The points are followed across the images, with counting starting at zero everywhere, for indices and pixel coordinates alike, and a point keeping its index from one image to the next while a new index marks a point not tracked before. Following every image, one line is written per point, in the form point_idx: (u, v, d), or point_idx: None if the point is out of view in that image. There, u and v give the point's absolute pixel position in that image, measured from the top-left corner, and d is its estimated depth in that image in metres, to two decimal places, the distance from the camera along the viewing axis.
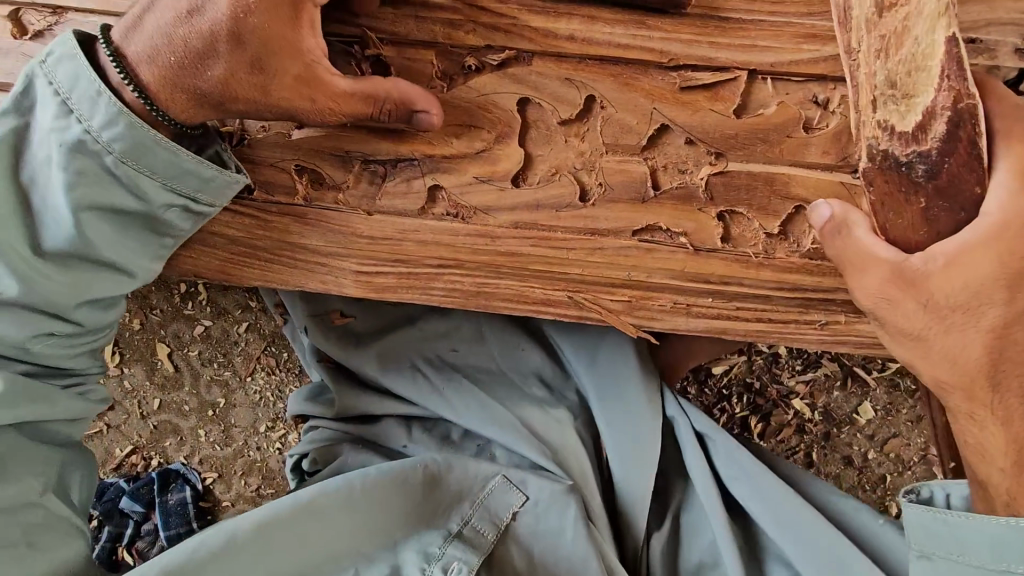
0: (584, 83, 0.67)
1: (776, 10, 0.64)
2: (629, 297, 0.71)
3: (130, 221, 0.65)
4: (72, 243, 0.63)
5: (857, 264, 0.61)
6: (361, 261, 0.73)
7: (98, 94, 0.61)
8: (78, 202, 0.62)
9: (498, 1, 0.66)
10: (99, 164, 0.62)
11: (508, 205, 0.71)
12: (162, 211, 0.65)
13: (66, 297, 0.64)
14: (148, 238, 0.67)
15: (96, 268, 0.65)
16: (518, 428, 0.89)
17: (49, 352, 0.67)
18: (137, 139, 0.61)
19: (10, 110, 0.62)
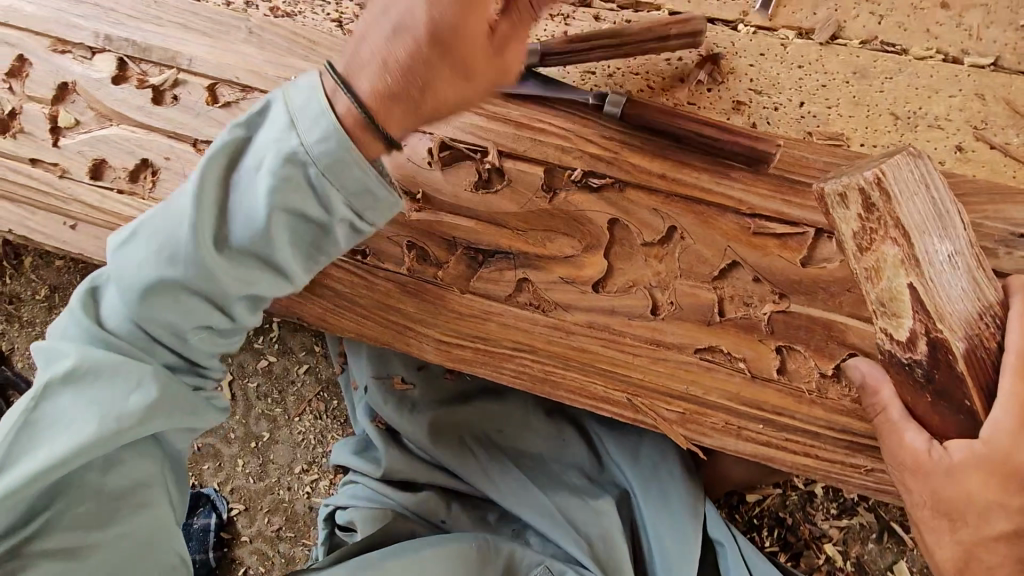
0: (670, 215, 0.77)
1: None
2: (683, 409, 0.77)
3: (305, 231, 0.66)
4: (252, 243, 0.65)
5: (887, 436, 0.67)
6: (446, 333, 0.82)
7: (321, 111, 0.62)
8: (275, 206, 0.63)
9: (605, 136, 0.78)
10: (303, 175, 0.62)
11: (585, 306, 0.79)
12: (337, 224, 0.65)
13: (235, 292, 0.67)
14: (314, 249, 0.68)
15: (265, 269, 0.67)
16: (558, 517, 0.97)
17: (202, 344, 0.71)
18: (340, 155, 0.61)
19: (240, 123, 0.66)
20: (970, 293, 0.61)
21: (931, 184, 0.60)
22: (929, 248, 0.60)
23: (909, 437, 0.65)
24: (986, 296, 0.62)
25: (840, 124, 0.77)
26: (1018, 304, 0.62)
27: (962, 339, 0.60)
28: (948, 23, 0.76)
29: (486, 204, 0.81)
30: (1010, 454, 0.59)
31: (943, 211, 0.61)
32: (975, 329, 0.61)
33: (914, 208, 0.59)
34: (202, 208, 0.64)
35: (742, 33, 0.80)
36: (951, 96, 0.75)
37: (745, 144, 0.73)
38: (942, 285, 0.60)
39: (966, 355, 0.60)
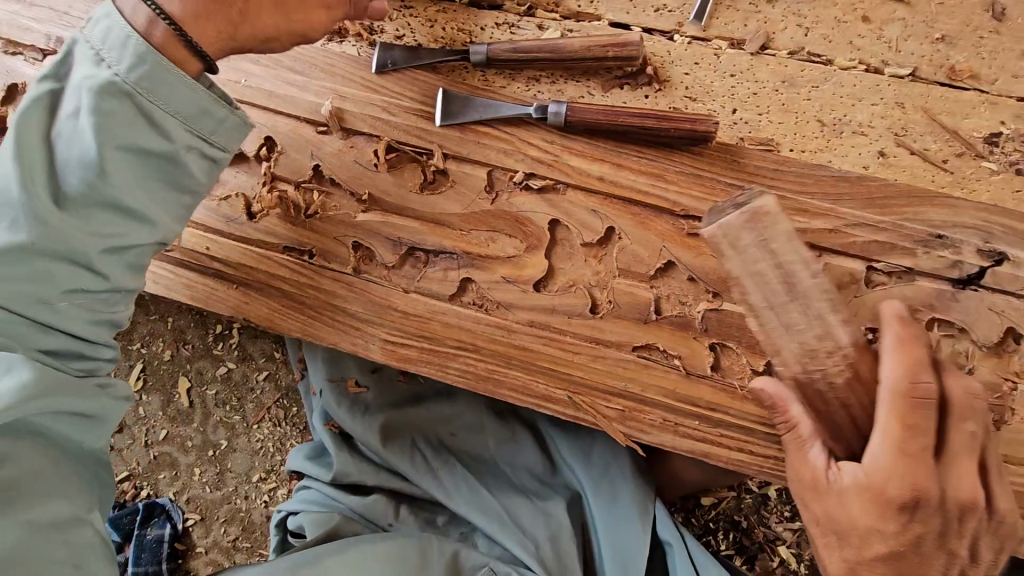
0: (608, 216, 0.79)
1: (776, 184, 0.77)
2: (623, 407, 0.79)
3: (154, 164, 0.68)
4: (94, 184, 0.65)
5: (794, 449, 0.72)
6: (390, 334, 0.83)
7: (126, 40, 0.65)
8: (107, 147, 0.64)
9: (545, 140, 0.80)
10: (129, 104, 0.65)
11: (527, 305, 0.81)
12: (184, 152, 0.69)
13: (94, 242, 0.66)
14: (171, 186, 0.70)
15: (120, 218, 0.67)
16: (504, 517, 0.99)
17: (72, 311, 0.68)
18: (154, 71, 0.65)
19: (51, 74, 0.67)
20: (818, 337, 0.63)
21: (767, 241, 0.60)
22: (761, 296, 0.62)
23: (813, 454, 0.70)
24: (838, 338, 0.63)
25: (770, 130, 0.80)
26: (888, 339, 0.65)
27: (798, 374, 0.65)
28: (869, 36, 0.80)
29: (431, 205, 0.82)
30: (882, 486, 0.64)
31: (785, 264, 0.61)
32: (822, 368, 0.64)
33: (750, 261, 0.61)
34: (26, 162, 0.64)
35: (678, 44, 0.83)
36: (873, 104, 0.79)
37: (687, 129, 0.76)
38: (782, 328, 0.63)
39: (815, 390, 0.66)
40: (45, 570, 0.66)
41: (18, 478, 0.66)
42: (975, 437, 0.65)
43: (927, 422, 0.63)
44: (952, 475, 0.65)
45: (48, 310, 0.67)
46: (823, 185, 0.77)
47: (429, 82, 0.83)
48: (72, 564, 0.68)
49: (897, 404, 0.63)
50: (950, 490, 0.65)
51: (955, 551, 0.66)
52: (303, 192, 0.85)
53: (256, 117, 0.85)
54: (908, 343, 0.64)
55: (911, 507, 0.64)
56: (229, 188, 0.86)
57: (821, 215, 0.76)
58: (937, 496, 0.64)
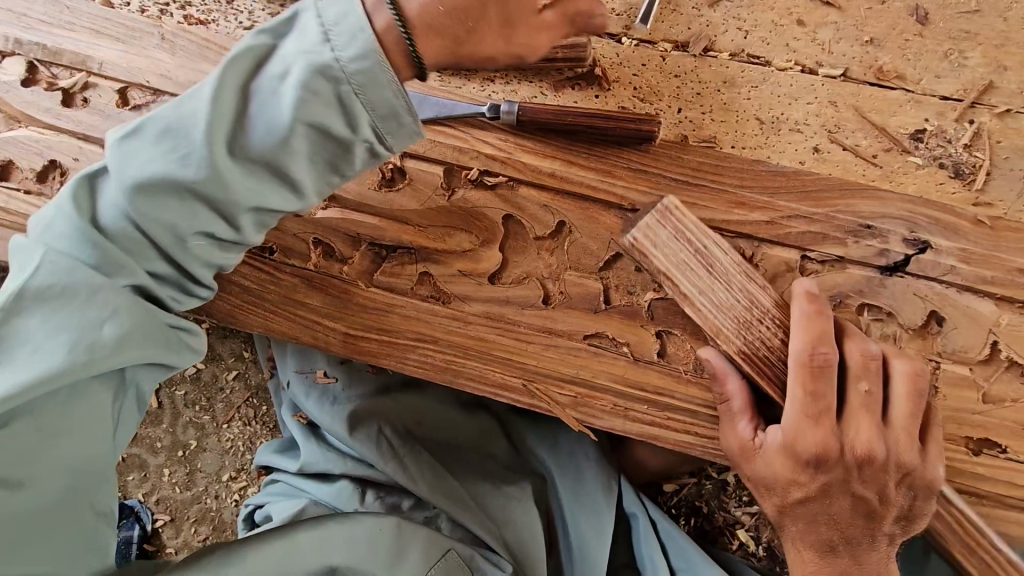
0: (558, 211, 0.82)
1: (716, 180, 0.82)
2: (575, 394, 0.83)
3: (328, 147, 0.67)
4: (272, 151, 0.65)
5: (727, 419, 0.77)
6: (351, 327, 0.86)
7: (359, 30, 0.63)
8: (296, 122, 0.64)
9: (498, 138, 0.83)
10: (335, 90, 0.64)
11: (482, 297, 0.83)
12: (357, 144, 0.67)
13: (244, 202, 0.67)
14: (330, 168, 0.69)
15: (275, 185, 0.68)
16: (469, 502, 1.02)
17: (199, 251, 0.71)
18: (374, 73, 0.64)
19: (274, 26, 0.66)
20: (744, 302, 0.76)
21: (682, 233, 0.77)
22: (689, 281, 0.77)
23: (741, 426, 0.76)
24: (761, 302, 0.76)
25: (712, 128, 0.84)
26: (797, 313, 0.73)
27: (740, 345, 0.76)
28: (805, 39, 0.84)
29: (390, 202, 0.85)
30: (799, 438, 0.72)
31: (702, 250, 0.77)
32: (753, 332, 0.76)
33: (673, 255, 0.77)
34: (219, 108, 0.64)
35: (625, 46, 0.86)
36: (808, 103, 0.84)
37: (632, 128, 0.80)
38: (714, 305, 0.76)
39: (750, 358, 0.75)
40: (69, 528, 0.71)
41: (81, 421, 0.69)
42: (874, 395, 0.72)
43: (832, 383, 0.71)
44: (852, 428, 0.72)
45: (182, 246, 0.69)
46: (759, 179, 0.81)
47: None
48: (91, 523, 0.73)
49: (800, 373, 0.71)
50: (849, 444, 0.72)
51: (863, 494, 0.73)
52: None
53: None
54: (813, 317, 0.72)
55: (823, 458, 0.72)
56: None
57: (758, 208, 0.80)
58: (840, 450, 0.72)
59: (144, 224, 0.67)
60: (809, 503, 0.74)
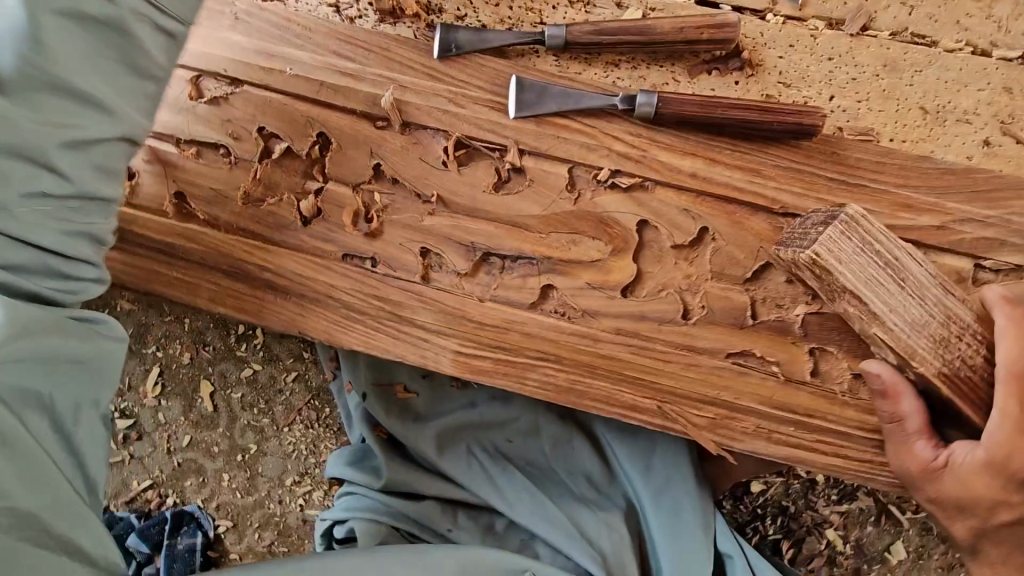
0: (701, 216, 0.74)
1: (877, 179, 0.73)
2: (714, 415, 0.76)
3: (107, 34, 0.52)
4: (35, 59, 0.48)
5: (899, 441, 0.71)
6: (463, 344, 0.78)
7: None
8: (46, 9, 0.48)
9: (631, 134, 0.74)
10: None
11: (614, 312, 0.75)
12: (137, 20, 0.52)
13: (45, 138, 0.50)
14: (129, 67, 0.54)
15: (75, 103, 0.51)
16: (568, 528, 0.98)
17: (25, 224, 0.52)
18: None
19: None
20: (938, 318, 0.68)
21: (869, 246, 0.67)
22: (880, 299, 0.67)
23: (918, 447, 0.71)
24: (961, 318, 0.68)
25: (869, 119, 0.75)
26: (1001, 319, 0.67)
27: (941, 368, 0.68)
28: (977, 16, 0.75)
29: (506, 206, 0.76)
30: (1009, 457, 0.67)
31: (892, 263, 0.68)
32: (953, 351, 0.68)
33: (859, 270, 0.67)
34: None
35: (770, 24, 0.76)
36: (979, 90, 0.74)
37: (793, 121, 0.71)
38: (909, 325, 0.67)
39: (951, 381, 0.68)
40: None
41: None
42: None
43: None
44: None
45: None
46: (927, 178, 0.73)
47: (500, 70, 0.76)
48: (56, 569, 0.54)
49: (1013, 386, 0.67)
50: None
51: None
52: (363, 195, 0.77)
53: (309, 113, 0.76)
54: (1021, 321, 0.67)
55: None
56: (281, 192, 0.78)
57: (927, 211, 0.72)
58: None
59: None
60: (1017, 525, 0.70)
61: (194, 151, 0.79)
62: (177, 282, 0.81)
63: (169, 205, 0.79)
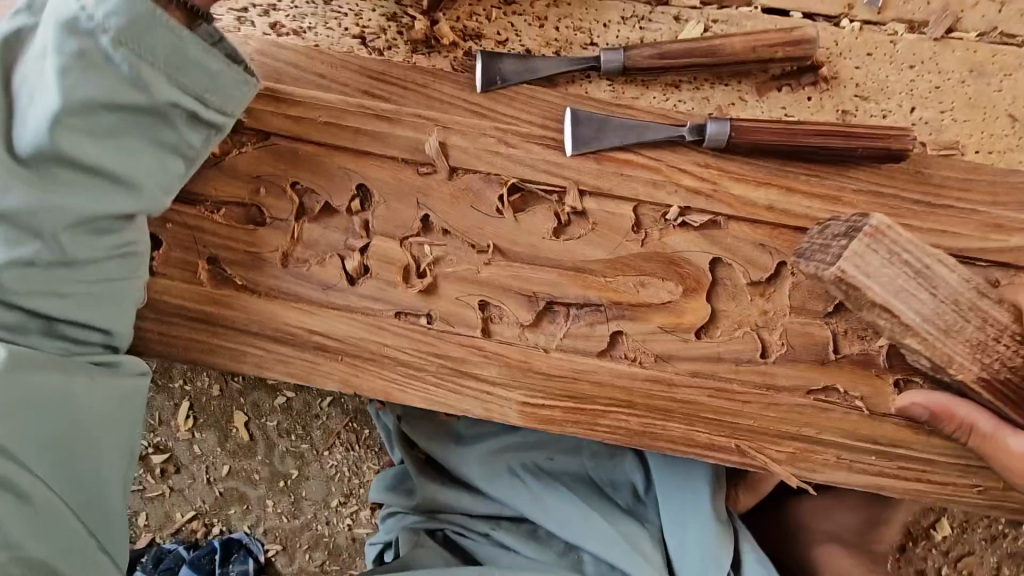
0: (779, 250, 0.69)
1: (964, 197, 0.69)
2: (794, 449, 0.72)
3: (136, 123, 0.59)
4: (53, 144, 0.56)
5: (992, 449, 0.67)
6: (528, 395, 0.73)
7: None
8: (76, 104, 0.55)
9: (701, 166, 0.69)
10: (102, 52, 0.56)
11: (688, 355, 0.72)
12: (162, 107, 0.59)
13: (61, 211, 0.57)
14: (153, 146, 0.61)
15: (87, 179, 0.59)
16: (621, 546, 0.90)
17: (44, 284, 0.59)
18: (137, 17, 0.55)
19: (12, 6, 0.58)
20: (976, 324, 0.64)
21: (898, 256, 0.61)
22: (910, 308, 0.63)
23: (1012, 444, 0.66)
24: (996, 319, 0.64)
25: (953, 130, 0.70)
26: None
27: (976, 372, 0.66)
28: None
29: (569, 252, 0.71)
30: None
31: (924, 270, 0.62)
32: (989, 355, 0.65)
33: (888, 281, 0.61)
34: None
35: (847, 31, 0.69)
36: None
37: (878, 148, 0.66)
38: (941, 332, 0.63)
39: (987, 383, 0.66)
40: None
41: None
42: None
43: None
44: None
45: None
46: (1018, 194, 0.69)
47: (553, 102, 0.70)
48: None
49: None
50: None
51: None
52: (411, 248, 0.72)
53: (349, 165, 0.70)
54: None
55: None
56: (323, 251, 0.72)
57: (1021, 230, 0.68)
58: None
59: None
60: None
61: (223, 213, 0.73)
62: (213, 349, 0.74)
63: (203, 272, 0.73)
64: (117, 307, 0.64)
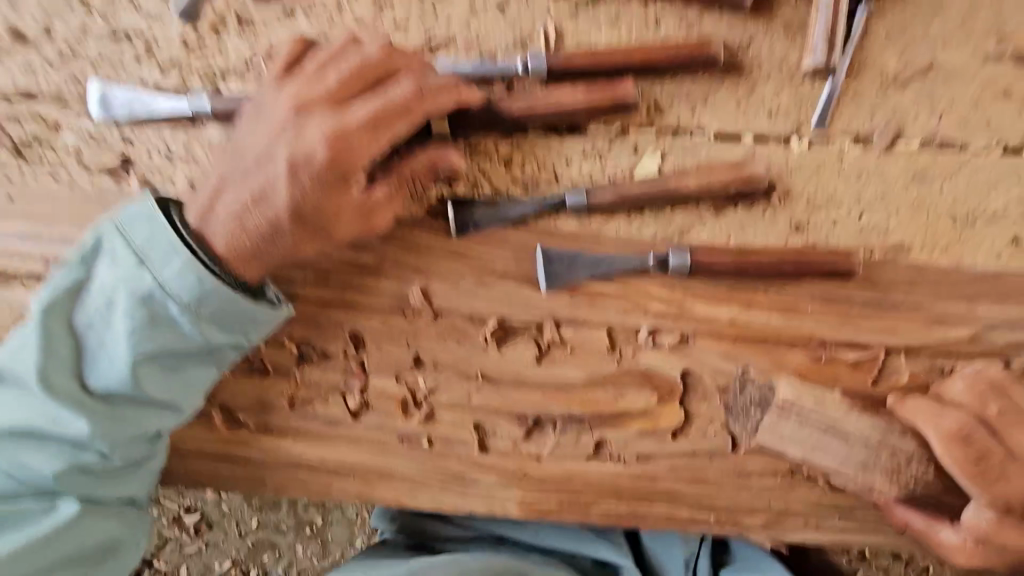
0: (743, 358, 0.76)
1: (910, 294, 0.75)
2: (767, 516, 0.79)
3: (187, 362, 0.67)
4: (120, 384, 0.64)
5: (930, 542, 0.73)
6: (526, 495, 0.80)
7: (174, 249, 0.62)
8: (140, 354, 0.63)
9: (667, 289, 0.74)
10: (167, 311, 0.63)
11: (668, 453, 0.79)
12: (213, 348, 0.66)
13: (124, 435, 0.65)
14: (198, 370, 0.68)
15: (144, 405, 0.66)
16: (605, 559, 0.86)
17: (98, 481, 0.67)
18: (202, 289, 0.62)
19: (78, 262, 0.64)
20: (886, 463, 0.74)
21: (807, 420, 0.74)
22: (828, 458, 0.75)
23: (944, 536, 0.72)
24: (902, 449, 0.73)
25: (899, 232, 0.74)
26: (932, 435, 0.71)
27: (899, 494, 0.74)
28: (1009, 113, 0.73)
29: (552, 375, 0.77)
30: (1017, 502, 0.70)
31: (833, 426, 0.74)
32: (903, 479, 0.73)
33: (804, 441, 0.75)
34: (54, 356, 0.63)
35: (795, 150, 0.73)
36: (1010, 188, 0.74)
37: (826, 268, 0.73)
38: (860, 468, 0.74)
39: (908, 501, 0.74)
40: None
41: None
42: None
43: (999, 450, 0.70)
44: None
45: (60, 484, 0.65)
46: (959, 288, 0.75)
47: (524, 241, 0.74)
48: None
49: (965, 475, 0.70)
50: None
51: None
52: (406, 381, 0.77)
53: (341, 316, 0.75)
54: (937, 419, 0.71)
55: None
56: (322, 390, 0.78)
57: (960, 323, 0.75)
58: None
59: (16, 475, 0.64)
60: None
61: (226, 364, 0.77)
62: (234, 479, 0.80)
63: (217, 418, 0.78)
64: (145, 488, 0.71)
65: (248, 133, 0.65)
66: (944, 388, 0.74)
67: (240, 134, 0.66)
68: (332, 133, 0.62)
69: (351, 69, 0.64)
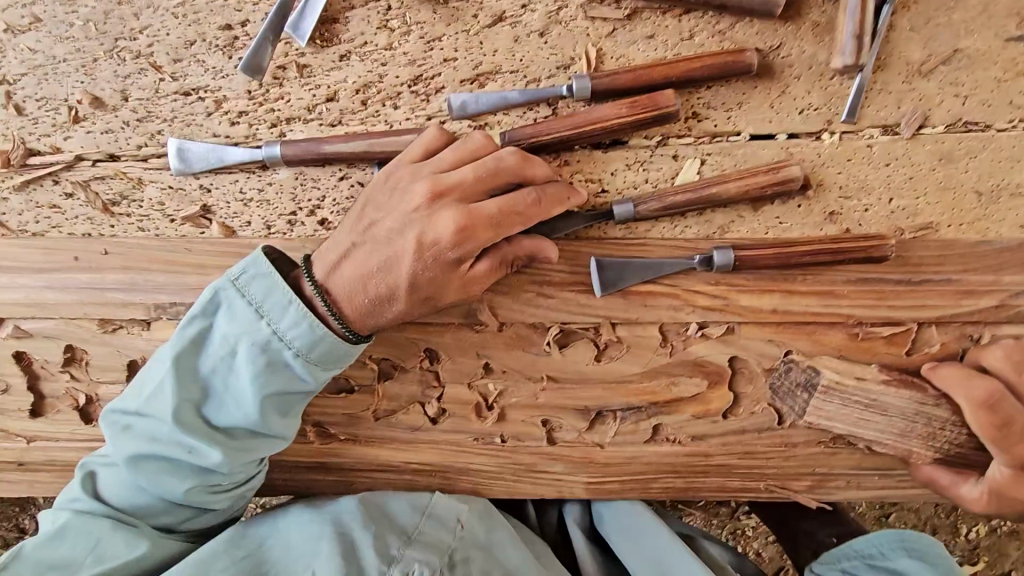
0: (785, 341, 0.82)
1: (939, 270, 0.80)
2: (812, 481, 0.87)
3: (294, 399, 0.74)
4: (241, 419, 0.72)
5: (954, 494, 0.81)
6: (592, 477, 0.88)
7: (289, 302, 0.69)
8: (257, 396, 0.70)
9: (713, 285, 0.80)
10: (281, 356, 0.70)
11: (720, 431, 0.86)
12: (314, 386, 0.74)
13: (242, 461, 0.73)
14: (299, 404, 0.75)
15: (258, 436, 0.74)
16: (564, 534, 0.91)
17: (212, 499, 0.75)
18: (313, 338, 0.70)
19: (198, 315, 0.71)
20: (924, 426, 0.80)
21: (847, 398, 0.81)
22: (870, 429, 0.81)
23: (966, 490, 0.80)
24: (938, 415, 0.79)
25: (927, 213, 0.79)
26: (960, 402, 0.77)
27: (935, 454, 0.81)
28: None
29: (610, 371, 0.84)
30: None
31: (873, 402, 0.80)
32: (938, 440, 0.80)
33: (845, 414, 0.81)
34: (184, 396, 0.70)
35: (827, 143, 0.78)
36: None
37: (862, 255, 0.77)
38: (899, 436, 0.81)
39: (942, 458, 0.81)
40: None
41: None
42: None
43: None
44: None
45: (189, 502, 0.74)
46: (985, 261, 0.80)
47: (578, 252, 0.80)
48: None
49: (994, 439, 0.76)
50: None
51: None
52: (477, 389, 0.85)
53: (415, 333, 0.82)
54: (970, 389, 0.77)
55: None
56: (401, 401, 0.85)
57: (988, 293, 0.80)
58: None
59: (151, 493, 0.73)
60: None
61: None
62: (329, 485, 0.89)
63: (310, 433, 0.86)
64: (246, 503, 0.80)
65: (383, 206, 0.70)
66: (979, 355, 0.79)
67: (374, 204, 0.70)
68: (462, 223, 0.67)
69: (485, 166, 0.68)
